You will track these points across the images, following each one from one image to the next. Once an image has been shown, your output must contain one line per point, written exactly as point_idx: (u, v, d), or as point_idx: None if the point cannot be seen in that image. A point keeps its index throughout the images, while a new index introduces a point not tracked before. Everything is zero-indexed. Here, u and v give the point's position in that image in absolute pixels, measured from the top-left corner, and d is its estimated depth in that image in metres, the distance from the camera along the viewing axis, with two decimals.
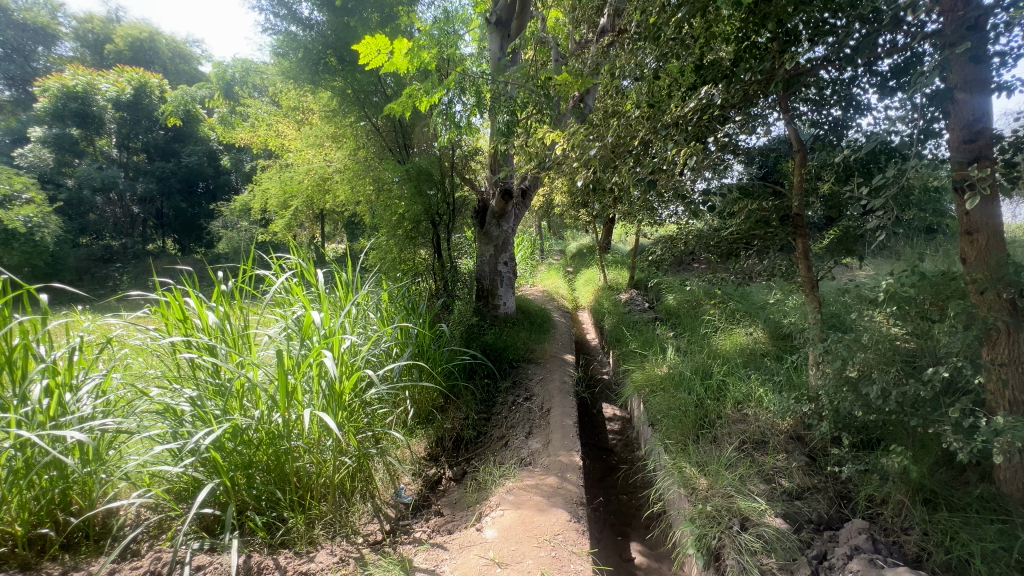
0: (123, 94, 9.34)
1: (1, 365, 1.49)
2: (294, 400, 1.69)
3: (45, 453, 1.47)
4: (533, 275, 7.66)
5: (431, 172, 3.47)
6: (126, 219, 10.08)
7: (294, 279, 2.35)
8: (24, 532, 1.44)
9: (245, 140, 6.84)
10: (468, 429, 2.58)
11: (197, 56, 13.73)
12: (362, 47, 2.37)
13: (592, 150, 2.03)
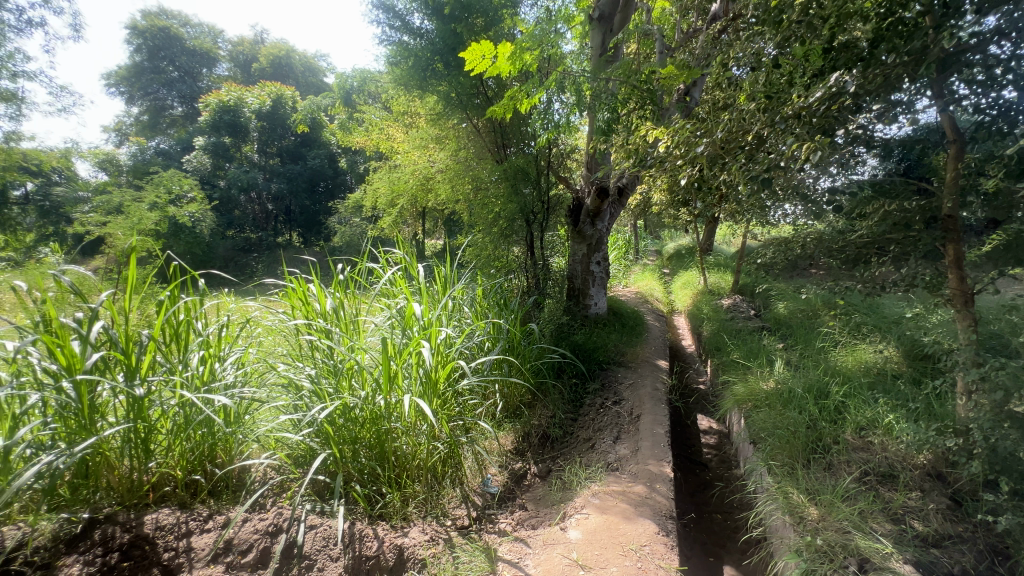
0: (264, 106, 10.77)
1: (170, 336, 1.80)
2: (395, 385, 1.82)
3: (200, 412, 1.75)
4: (627, 276, 7.45)
5: (527, 170, 3.50)
6: (263, 215, 11.55)
7: (399, 273, 2.54)
8: (182, 477, 1.73)
9: (361, 143, 7.50)
10: (555, 428, 2.59)
11: (324, 69, 15.32)
12: (468, 53, 2.46)
13: (699, 148, 1.98)
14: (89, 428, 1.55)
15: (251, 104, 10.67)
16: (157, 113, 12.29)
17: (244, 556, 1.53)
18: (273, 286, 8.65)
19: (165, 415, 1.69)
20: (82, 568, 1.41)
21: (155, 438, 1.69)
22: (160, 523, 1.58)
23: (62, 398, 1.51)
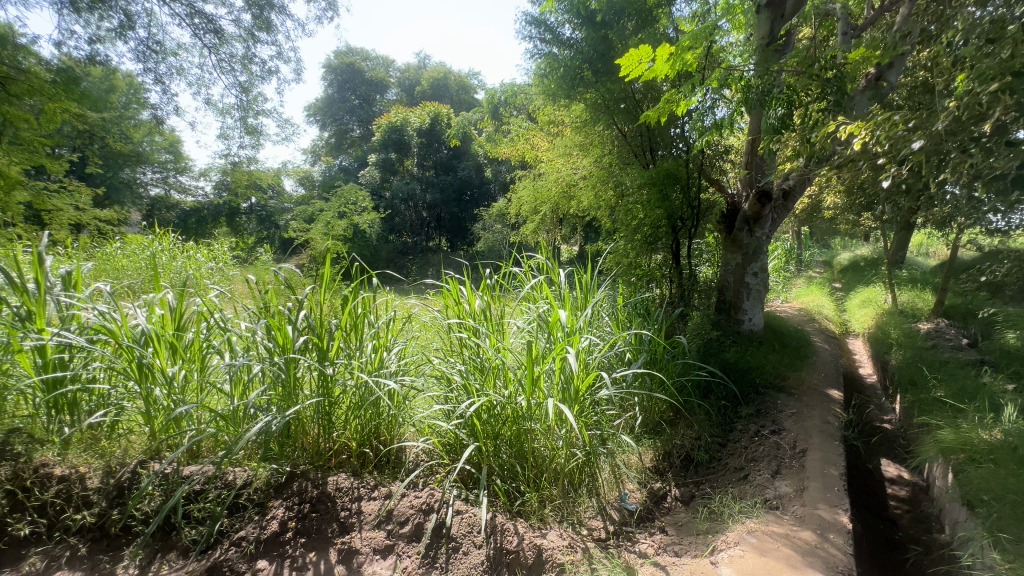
0: (424, 124, 12.03)
1: (351, 326, 2.11)
2: (537, 388, 1.87)
3: (371, 393, 2.02)
4: (787, 289, 6.59)
5: (676, 174, 3.31)
6: (419, 222, 12.87)
7: (542, 278, 2.59)
8: (355, 448, 2.01)
9: (507, 154, 7.93)
10: (700, 451, 2.40)
11: (475, 86, 16.54)
12: (624, 60, 2.41)
13: (916, 145, 1.72)
14: (293, 397, 1.89)
15: (413, 123, 12.01)
16: (342, 136, 14.56)
17: (402, 527, 1.71)
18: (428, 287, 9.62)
19: (346, 393, 1.98)
20: (285, 512, 1.73)
21: (336, 412, 1.99)
22: (339, 485, 1.86)
23: (276, 370, 1.87)
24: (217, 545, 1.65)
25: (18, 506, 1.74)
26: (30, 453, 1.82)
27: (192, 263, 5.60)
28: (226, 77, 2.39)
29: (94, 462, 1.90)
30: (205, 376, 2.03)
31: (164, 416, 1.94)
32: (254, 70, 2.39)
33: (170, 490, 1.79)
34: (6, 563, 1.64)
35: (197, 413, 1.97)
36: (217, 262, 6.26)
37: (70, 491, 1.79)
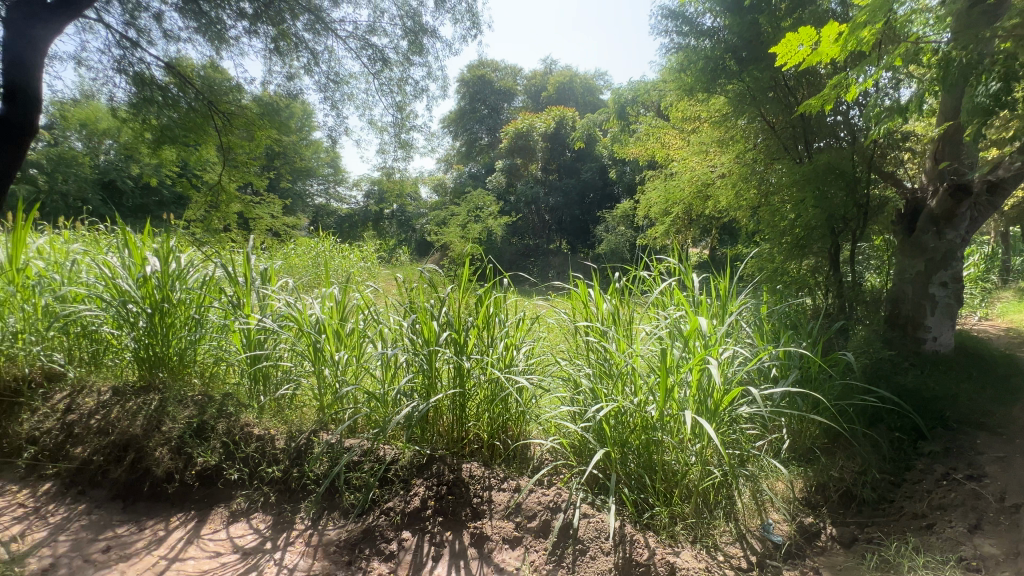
0: (550, 129, 12.25)
1: (484, 324, 2.22)
2: (671, 399, 1.79)
3: (502, 389, 2.11)
4: (987, 304, 5.37)
5: (840, 169, 2.90)
6: (541, 225, 13.13)
7: (673, 283, 2.45)
8: (487, 440, 2.12)
9: (635, 154, 7.72)
10: (866, 488, 2.07)
11: (601, 87, 16.36)
12: (781, 47, 2.26)
13: None
14: (434, 386, 2.07)
15: (539, 128, 12.28)
16: (472, 144, 15.51)
17: (530, 521, 1.77)
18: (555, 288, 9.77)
19: (480, 386, 2.09)
20: (425, 490, 1.92)
21: (470, 403, 2.12)
22: (473, 473, 1.98)
23: (421, 361, 2.06)
24: (371, 510, 1.92)
25: (230, 455, 2.21)
26: (238, 414, 2.33)
27: (348, 263, 6.42)
28: (385, 100, 2.67)
29: (280, 427, 2.30)
30: (362, 362, 2.32)
31: (330, 394, 2.27)
32: (409, 92, 2.64)
33: (334, 458, 2.09)
34: (223, 499, 2.13)
35: (355, 393, 2.26)
36: (366, 263, 7.08)
37: (264, 449, 2.21)
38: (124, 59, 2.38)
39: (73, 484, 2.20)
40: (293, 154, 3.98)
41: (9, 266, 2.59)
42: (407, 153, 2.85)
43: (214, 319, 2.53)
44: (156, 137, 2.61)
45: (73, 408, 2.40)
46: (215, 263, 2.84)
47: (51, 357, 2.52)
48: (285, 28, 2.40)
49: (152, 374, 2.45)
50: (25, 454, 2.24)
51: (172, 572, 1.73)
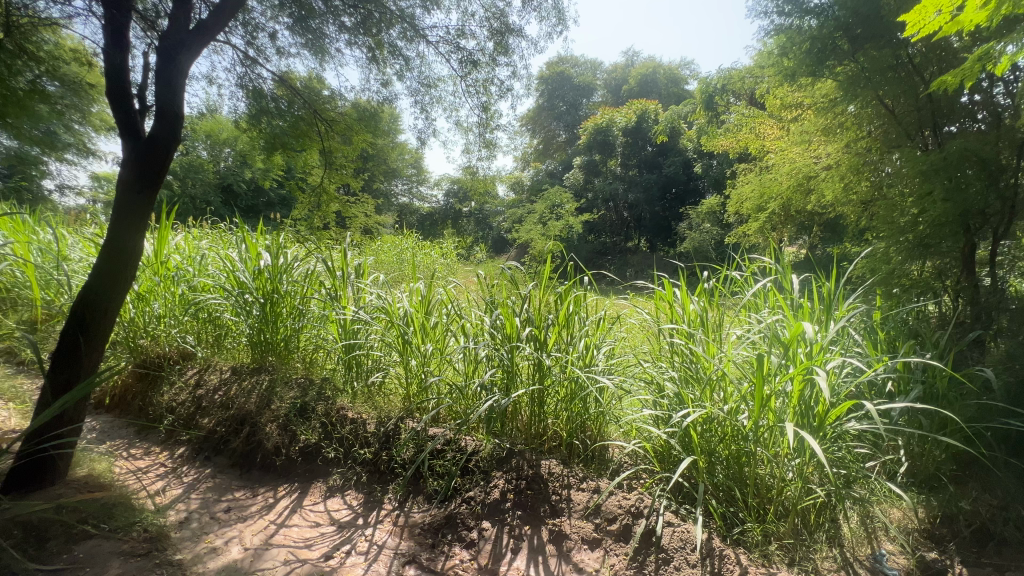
0: (630, 123, 11.88)
1: (564, 322, 2.21)
2: (767, 409, 1.66)
3: (582, 389, 2.08)
4: None
5: (979, 156, 2.51)
6: (619, 222, 12.81)
7: (768, 284, 2.28)
8: (566, 438, 2.11)
9: (725, 146, 7.27)
10: (1006, 526, 1.79)
11: (686, 77, 15.56)
12: (913, 14, 1.99)
13: None
14: (515, 381, 2.10)
15: (619, 123, 11.95)
16: (550, 141, 15.46)
17: (610, 524, 1.75)
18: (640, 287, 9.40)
19: (560, 383, 2.08)
20: (505, 483, 1.98)
21: (548, 400, 2.13)
22: (552, 470, 1.99)
23: (502, 356, 2.09)
24: (453, 497, 2.03)
25: (328, 435, 2.40)
26: (334, 398, 2.53)
27: (429, 259, 6.70)
28: (471, 101, 2.75)
29: (370, 413, 2.46)
30: (445, 355, 2.42)
31: (416, 383, 2.39)
32: (493, 92, 2.69)
33: (419, 445, 2.21)
34: (321, 474, 2.33)
35: (439, 384, 2.36)
36: (446, 259, 7.35)
37: (357, 431, 2.38)
38: (244, 75, 2.66)
39: (200, 450, 2.52)
40: (383, 156, 4.22)
41: (154, 259, 3.02)
42: (491, 152, 2.91)
43: (314, 310, 2.77)
44: (269, 143, 2.88)
45: (202, 384, 2.75)
46: (316, 258, 3.10)
47: (184, 339, 2.90)
48: (380, 38, 2.54)
49: (264, 358, 2.74)
50: (165, 421, 2.61)
51: (280, 537, 1.92)
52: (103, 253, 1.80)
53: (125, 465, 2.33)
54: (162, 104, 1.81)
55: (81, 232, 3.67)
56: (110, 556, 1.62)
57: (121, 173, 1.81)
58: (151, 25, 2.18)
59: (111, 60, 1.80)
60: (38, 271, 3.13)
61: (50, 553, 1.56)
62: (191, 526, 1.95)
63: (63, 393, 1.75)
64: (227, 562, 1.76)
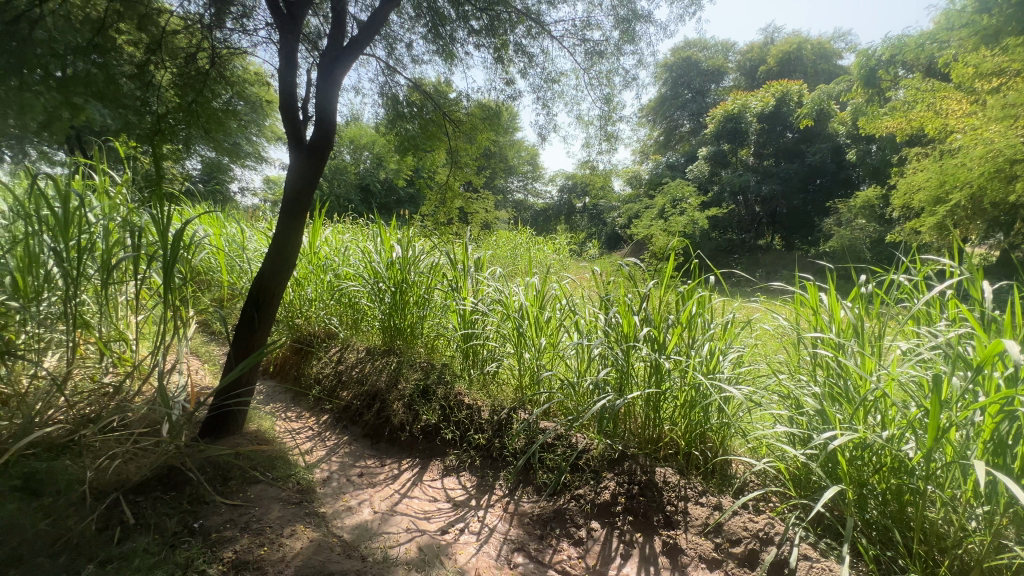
0: (767, 107, 10.72)
1: (686, 324, 2.07)
2: (944, 441, 1.38)
3: (703, 396, 1.90)
4: None
5: None
6: (749, 218, 11.69)
7: (947, 291, 1.82)
8: (683, 448, 1.99)
9: (893, 127, 6.42)
10: None
11: (839, 51, 13.58)
12: None
13: None
14: (630, 382, 2.03)
15: (754, 108, 10.85)
16: (671, 132, 14.64)
17: (733, 546, 1.62)
18: (779, 291, 8.37)
19: (678, 389, 1.95)
20: (616, 485, 1.94)
21: (665, 406, 2.01)
22: (667, 478, 1.90)
23: (617, 355, 2.03)
24: (563, 492, 2.04)
25: (446, 418, 2.56)
26: (452, 383, 2.68)
27: (542, 254, 6.78)
28: (593, 94, 2.70)
29: (485, 400, 2.57)
30: (558, 349, 2.42)
31: (528, 376, 2.44)
32: (617, 83, 2.61)
33: (530, 437, 2.27)
34: (439, 453, 2.49)
35: (551, 379, 2.37)
36: (559, 254, 7.38)
37: (472, 417, 2.50)
38: (384, 83, 2.93)
39: (340, 418, 2.86)
40: (503, 153, 4.36)
41: (309, 250, 3.49)
42: (611, 145, 2.83)
43: (437, 299, 2.97)
44: (402, 145, 3.14)
45: (342, 361, 3.11)
46: (439, 251, 3.31)
47: (330, 320, 3.31)
48: (506, 38, 2.60)
49: (393, 341, 3.01)
50: (314, 391, 3.01)
51: (403, 506, 2.11)
52: (274, 243, 2.12)
53: (284, 424, 2.74)
54: (321, 114, 2.07)
55: (256, 226, 4.37)
56: (272, 500, 1.92)
57: (288, 176, 2.11)
58: (314, 46, 2.51)
59: (284, 79, 2.10)
60: (226, 258, 3.81)
61: (231, 490, 1.91)
62: (332, 484, 2.23)
63: (243, 359, 2.11)
64: (360, 521, 1.97)
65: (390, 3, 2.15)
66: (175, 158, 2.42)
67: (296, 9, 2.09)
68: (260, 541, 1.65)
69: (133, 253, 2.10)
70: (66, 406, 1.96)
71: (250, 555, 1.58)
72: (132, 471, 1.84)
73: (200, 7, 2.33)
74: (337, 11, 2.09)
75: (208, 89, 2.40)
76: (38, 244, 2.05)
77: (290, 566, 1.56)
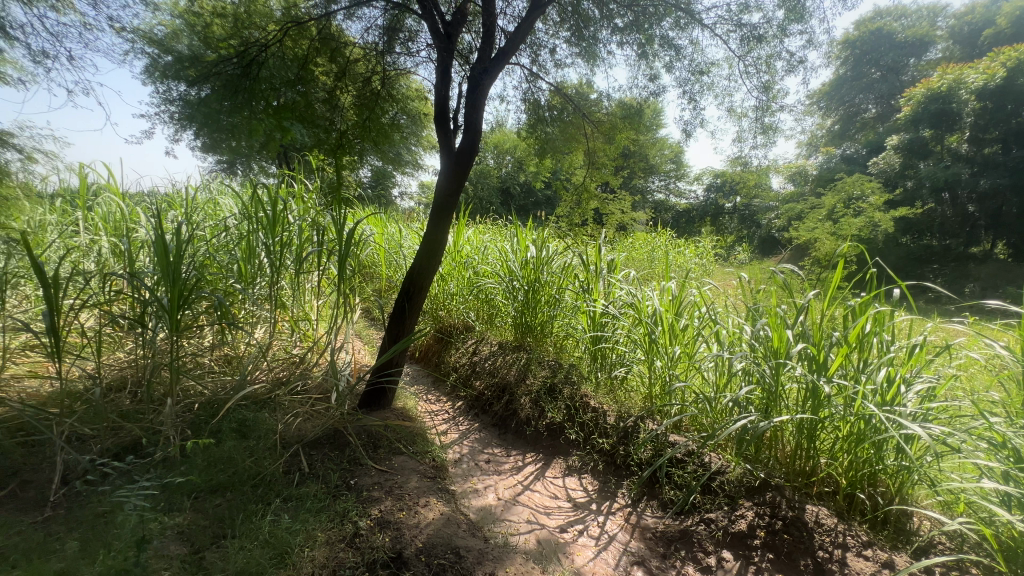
0: (991, 81, 8.32)
1: (855, 344, 1.76)
2: None
3: (875, 431, 1.60)
4: None
5: None
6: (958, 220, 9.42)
7: None
8: (845, 487, 1.70)
9: None
10: None
11: None
12: None
13: None
14: (777, 404, 1.80)
15: (972, 82, 8.69)
16: (850, 119, 12.52)
17: None
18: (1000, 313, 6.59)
19: (840, 419, 1.68)
20: (754, 516, 1.77)
21: (823, 436, 1.75)
22: (820, 519, 1.66)
23: (763, 371, 1.82)
24: (691, 513, 1.93)
25: (571, 418, 2.57)
26: (579, 384, 2.68)
27: (682, 258, 6.37)
28: (748, 82, 2.44)
29: (611, 405, 2.51)
30: (694, 360, 2.26)
31: (659, 385, 2.32)
32: (778, 68, 2.33)
33: (658, 449, 2.17)
34: (562, 452, 2.52)
35: (684, 391, 2.22)
36: (702, 259, 6.85)
37: (597, 420, 2.47)
38: (527, 90, 3.04)
39: (473, 406, 3.06)
40: (644, 152, 4.20)
41: (453, 248, 3.81)
42: (768, 139, 2.51)
43: (568, 299, 2.99)
44: (541, 148, 3.21)
45: (477, 352, 3.33)
46: (572, 253, 3.33)
47: (468, 314, 3.56)
48: (652, 32, 2.49)
49: (524, 338, 3.12)
50: (451, 378, 3.26)
51: (525, 497, 2.18)
52: (424, 241, 2.35)
53: (425, 406, 3.03)
54: (469, 123, 2.24)
55: (411, 226, 4.91)
56: (412, 471, 2.13)
57: (439, 180, 2.32)
58: (466, 60, 2.73)
59: (439, 93, 2.32)
60: (387, 255, 4.36)
61: (380, 457, 2.17)
62: (463, 466, 2.40)
63: (395, 343, 2.39)
64: (485, 504, 2.09)
65: (536, 11, 2.23)
66: (351, 168, 2.84)
67: (452, 28, 2.30)
68: (400, 505, 1.86)
69: (318, 248, 2.53)
70: (268, 368, 2.47)
71: (391, 516, 1.78)
72: (309, 429, 2.24)
73: (377, 36, 2.72)
74: (487, 25, 2.24)
75: (379, 106, 2.77)
76: (255, 239, 2.60)
77: (422, 533, 1.72)
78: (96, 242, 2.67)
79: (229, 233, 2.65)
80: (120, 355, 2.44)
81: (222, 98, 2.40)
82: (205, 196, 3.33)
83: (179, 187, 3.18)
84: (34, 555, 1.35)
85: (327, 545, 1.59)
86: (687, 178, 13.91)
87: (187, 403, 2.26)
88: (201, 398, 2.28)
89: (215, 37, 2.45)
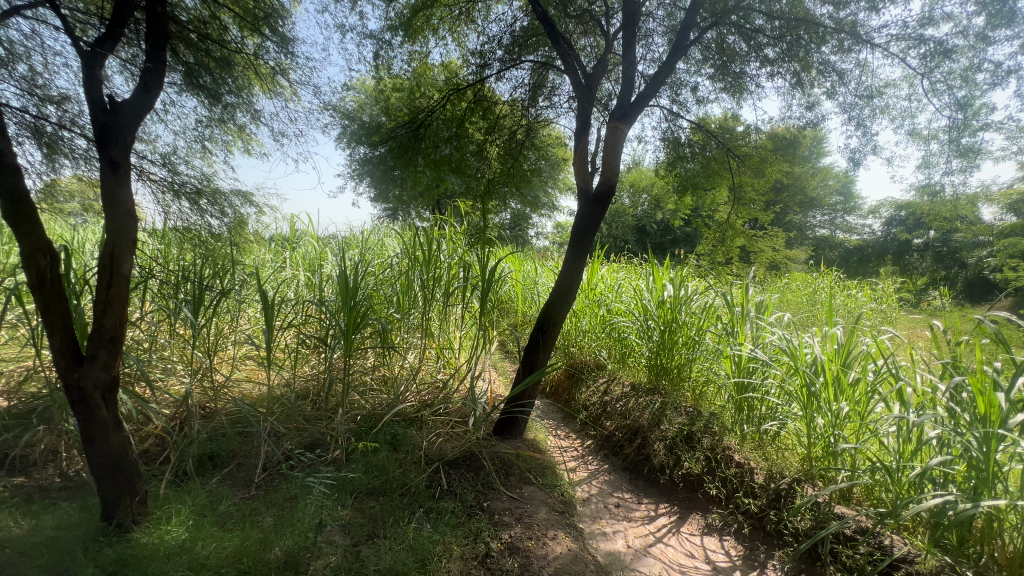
0: None
1: None
2: None
3: None
4: None
5: None
6: None
7: None
8: None
9: None
10: None
11: None
12: None
13: None
14: (991, 485, 1.44)
15: None
16: None
17: None
18: None
19: None
20: None
21: None
22: None
23: (967, 439, 1.49)
24: None
25: (712, 471, 2.37)
26: (721, 435, 2.46)
27: (855, 303, 5.50)
28: (938, 100, 2.11)
29: (760, 462, 2.26)
30: (867, 421, 1.93)
31: (822, 446, 2.03)
32: (980, 81, 1.97)
33: (820, 520, 1.90)
34: (700, 508, 2.33)
35: (854, 456, 1.90)
36: (881, 305, 5.83)
37: (742, 477, 2.24)
38: (667, 129, 3.04)
39: (603, 446, 3.00)
40: (802, 184, 3.81)
41: (587, 286, 3.86)
42: (968, 163, 2.08)
43: (709, 342, 2.80)
44: (681, 185, 3.14)
45: (608, 392, 3.27)
46: (715, 293, 3.13)
47: (600, 352, 3.55)
48: (810, 59, 2.32)
49: (658, 381, 3.00)
50: (581, 415, 3.24)
51: (657, 550, 2.06)
52: (560, 278, 2.45)
53: (555, 440, 3.05)
54: (607, 165, 2.31)
55: (546, 264, 5.10)
56: (541, 502, 2.16)
57: (576, 219, 2.43)
58: (605, 107, 2.86)
59: (579, 140, 2.46)
60: (523, 291, 4.60)
61: (511, 484, 2.25)
62: (591, 506, 2.36)
63: (529, 374, 2.49)
64: (614, 549, 2.02)
65: (678, 53, 2.25)
66: (495, 211, 3.12)
67: (593, 79, 2.42)
68: (530, 534, 1.90)
69: (464, 283, 2.81)
70: (417, 390, 2.77)
71: (521, 543, 1.84)
72: (449, 449, 2.43)
73: (523, 93, 2.99)
74: (627, 73, 2.32)
75: (522, 154, 3.03)
76: (413, 274, 2.98)
77: (550, 566, 1.74)
78: (297, 276, 3.33)
79: (393, 268, 3.08)
80: (307, 368, 2.96)
81: (395, 157, 2.87)
82: (376, 238, 3.93)
83: (357, 230, 3.81)
84: (245, 522, 1.70)
85: (462, 560, 1.70)
86: (857, 211, 12.10)
87: (354, 414, 2.64)
88: (363, 411, 2.64)
89: (393, 107, 2.96)
